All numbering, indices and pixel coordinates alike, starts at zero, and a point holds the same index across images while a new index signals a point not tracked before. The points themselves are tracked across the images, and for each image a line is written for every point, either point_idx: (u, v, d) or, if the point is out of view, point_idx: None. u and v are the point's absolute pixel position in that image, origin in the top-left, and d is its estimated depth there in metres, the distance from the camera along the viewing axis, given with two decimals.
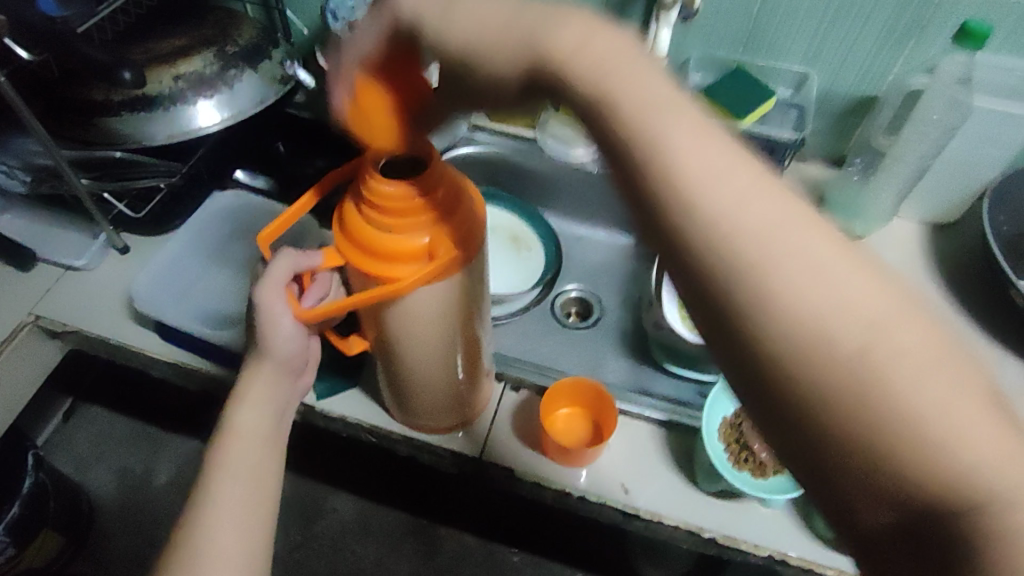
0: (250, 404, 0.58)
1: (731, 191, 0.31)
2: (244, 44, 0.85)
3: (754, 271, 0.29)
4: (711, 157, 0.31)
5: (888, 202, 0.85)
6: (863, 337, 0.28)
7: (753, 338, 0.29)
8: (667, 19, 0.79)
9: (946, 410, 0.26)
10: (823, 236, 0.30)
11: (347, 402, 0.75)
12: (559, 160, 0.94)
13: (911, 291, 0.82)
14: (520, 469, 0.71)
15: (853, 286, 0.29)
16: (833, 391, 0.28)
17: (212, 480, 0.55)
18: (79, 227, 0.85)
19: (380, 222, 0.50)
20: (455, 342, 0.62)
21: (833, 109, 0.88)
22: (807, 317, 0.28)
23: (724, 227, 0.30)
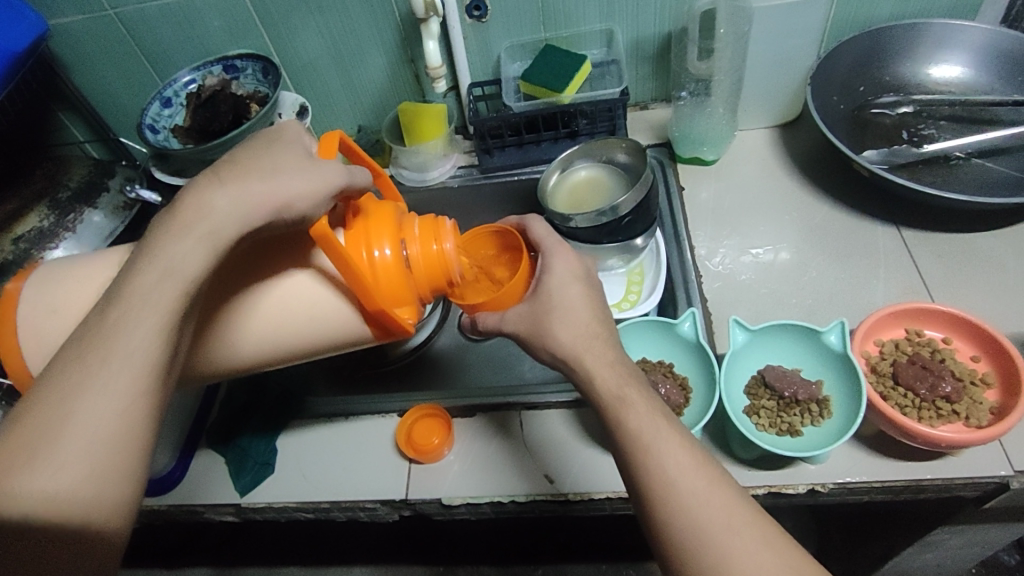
0: (170, 274, 0.40)
1: (624, 396, 0.49)
2: (77, 185, 0.87)
3: (635, 439, 0.46)
4: (578, 324, 0.53)
5: (723, 120, 0.86)
6: (684, 454, 0.45)
7: (633, 462, 0.46)
8: (430, 31, 0.82)
9: (726, 514, 0.42)
10: (690, 453, 0.46)
11: (269, 491, 0.73)
12: (419, 186, 0.96)
13: (775, 197, 0.83)
14: (445, 496, 0.69)
15: (679, 454, 0.45)
16: (675, 487, 0.44)
17: (101, 347, 0.37)
18: None
19: (414, 246, 0.51)
20: (245, 369, 0.52)
21: (647, 53, 0.89)
22: (680, 484, 0.44)
23: (637, 425, 0.47)
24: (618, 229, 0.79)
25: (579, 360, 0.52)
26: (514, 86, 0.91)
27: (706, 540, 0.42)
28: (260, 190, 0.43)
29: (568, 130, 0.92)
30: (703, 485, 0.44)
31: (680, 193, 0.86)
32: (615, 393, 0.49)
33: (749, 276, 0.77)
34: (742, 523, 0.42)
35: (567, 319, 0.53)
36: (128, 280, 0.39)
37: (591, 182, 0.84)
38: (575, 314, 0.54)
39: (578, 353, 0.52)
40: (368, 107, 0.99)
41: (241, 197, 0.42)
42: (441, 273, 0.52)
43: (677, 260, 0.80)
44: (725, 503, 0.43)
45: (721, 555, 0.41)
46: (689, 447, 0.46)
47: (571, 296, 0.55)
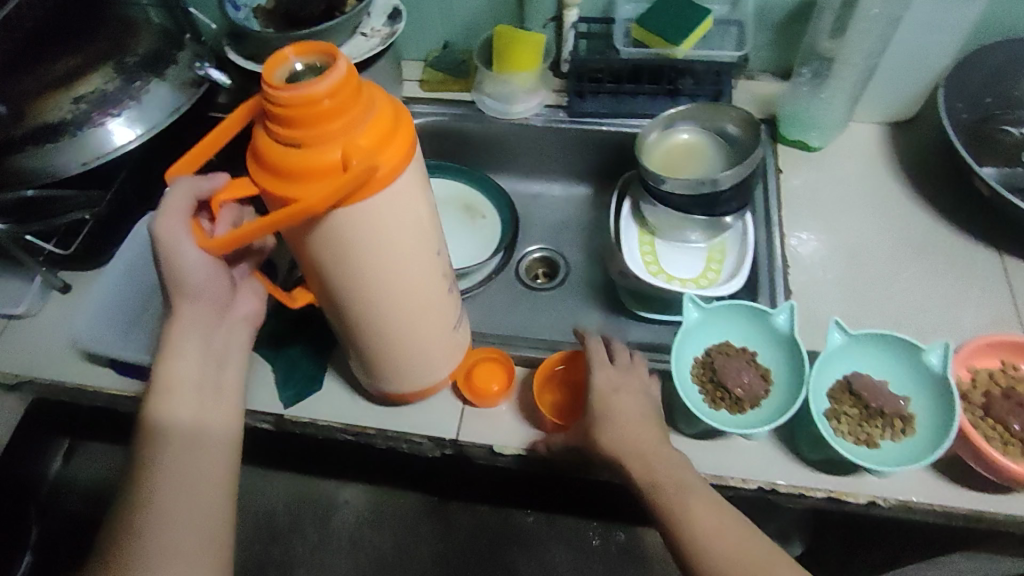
0: (174, 388, 0.54)
1: (658, 470, 0.56)
2: (144, 52, 0.80)
3: (676, 512, 0.54)
4: (624, 420, 0.58)
5: (841, 107, 0.80)
6: (715, 524, 0.53)
7: (676, 529, 0.54)
8: None
9: (755, 562, 0.52)
10: (718, 506, 0.55)
11: (315, 407, 0.72)
12: (501, 118, 0.90)
13: (875, 198, 0.80)
14: (497, 444, 0.68)
15: (712, 515, 0.54)
16: (714, 548, 0.52)
17: (155, 439, 0.53)
18: (15, 274, 0.80)
19: (286, 136, 0.43)
20: (405, 310, 0.56)
21: (772, 19, 0.83)
22: (716, 543, 0.52)
23: (673, 499, 0.55)
24: (714, 203, 0.75)
25: (625, 450, 0.57)
26: (624, 29, 0.84)
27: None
28: (197, 308, 0.55)
29: (670, 88, 0.85)
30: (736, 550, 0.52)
31: (776, 175, 0.82)
32: (653, 476, 0.56)
33: (838, 276, 0.74)
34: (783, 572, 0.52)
35: (613, 421, 0.59)
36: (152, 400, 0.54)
37: (689, 147, 0.80)
38: (616, 414, 0.59)
39: (624, 442, 0.57)
40: (458, 23, 0.92)
41: (189, 327, 0.55)
42: (337, 110, 0.42)
43: (765, 244, 0.76)
44: (753, 558, 0.52)
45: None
46: (718, 510, 0.54)
47: (613, 398, 0.60)
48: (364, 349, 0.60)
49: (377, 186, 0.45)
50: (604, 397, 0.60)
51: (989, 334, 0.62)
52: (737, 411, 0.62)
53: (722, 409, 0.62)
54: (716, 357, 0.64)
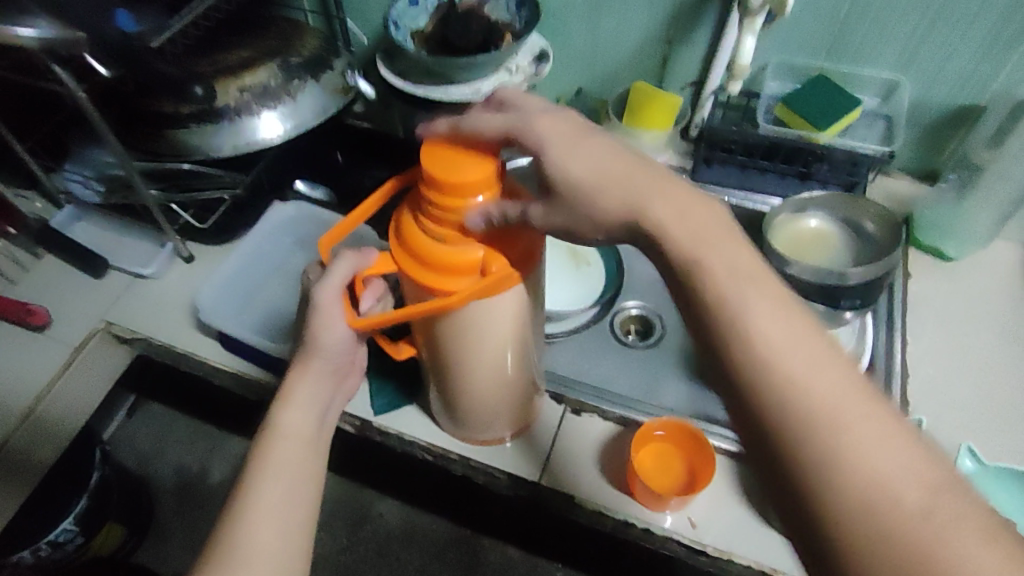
0: (287, 434, 0.56)
1: (806, 376, 0.34)
2: (308, 54, 0.84)
3: (796, 407, 0.33)
4: (782, 333, 0.35)
5: (984, 225, 0.77)
6: (873, 444, 0.32)
7: (783, 437, 0.33)
8: (752, 26, 0.74)
9: (903, 485, 0.31)
10: (889, 427, 0.32)
11: (403, 419, 0.74)
12: None
13: (1007, 319, 0.75)
14: (579, 495, 0.68)
15: (874, 443, 0.32)
16: (835, 464, 0.32)
17: (258, 476, 0.53)
18: (148, 236, 0.86)
19: (435, 233, 0.48)
20: (500, 377, 0.62)
21: (924, 119, 0.81)
22: (849, 458, 0.32)
23: (794, 399, 0.33)
24: (835, 296, 0.72)
25: (754, 355, 0.35)
26: (768, 106, 0.84)
27: (829, 487, 0.31)
28: (318, 369, 0.59)
29: (802, 171, 0.84)
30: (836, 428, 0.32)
31: (905, 279, 0.78)
32: (782, 375, 0.34)
33: (961, 396, 0.70)
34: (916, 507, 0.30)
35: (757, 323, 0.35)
36: (263, 440, 0.56)
37: (818, 235, 0.78)
38: (752, 302, 0.36)
39: (740, 311, 0.36)
40: (597, 72, 0.94)
41: (310, 385, 0.58)
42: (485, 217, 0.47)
43: (882, 347, 0.73)
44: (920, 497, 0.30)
45: (867, 534, 0.30)
46: (900, 436, 0.32)
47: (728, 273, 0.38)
48: (459, 402, 0.66)
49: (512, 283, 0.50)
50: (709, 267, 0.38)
51: None
52: None
53: None
54: None
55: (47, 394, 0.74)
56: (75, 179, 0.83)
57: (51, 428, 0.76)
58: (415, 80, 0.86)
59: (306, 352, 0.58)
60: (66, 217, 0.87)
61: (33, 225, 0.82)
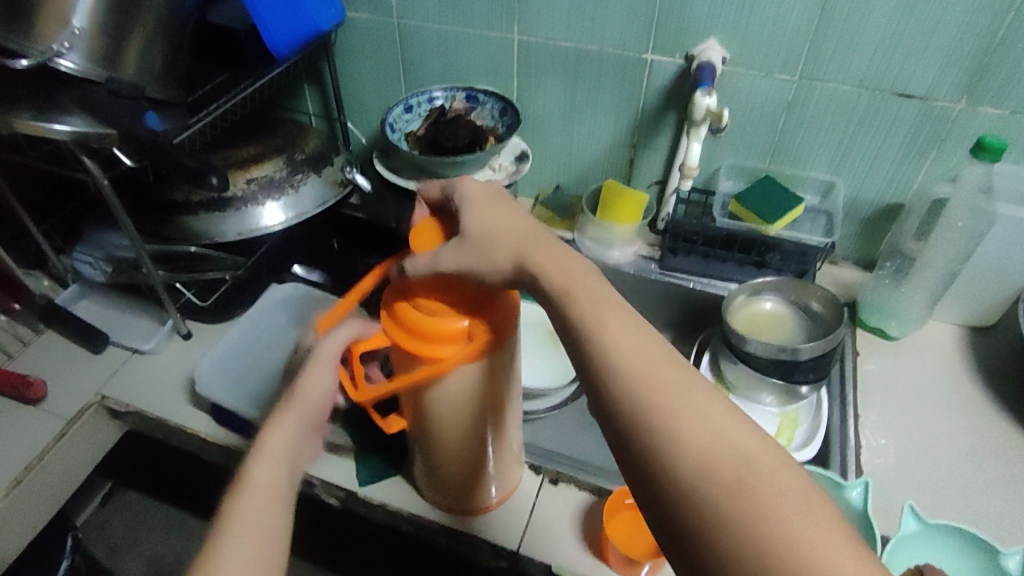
0: (256, 488, 0.54)
1: (672, 384, 0.40)
2: (310, 152, 0.94)
3: (653, 403, 0.39)
4: (634, 345, 0.42)
5: (921, 305, 0.85)
6: (718, 439, 0.37)
7: (647, 443, 0.38)
8: (697, 134, 0.85)
9: (742, 455, 0.37)
10: (726, 411, 0.39)
11: (387, 489, 0.76)
12: (597, 260, 0.98)
13: (950, 393, 0.82)
14: (556, 564, 0.71)
15: (721, 426, 0.38)
16: (680, 460, 0.37)
17: (224, 531, 0.51)
18: (149, 314, 0.91)
19: (425, 307, 0.54)
20: (480, 447, 0.66)
21: (860, 214, 0.91)
22: (702, 445, 0.37)
23: (664, 403, 0.39)
24: (793, 370, 0.79)
25: (615, 353, 0.42)
26: (723, 203, 0.93)
27: (708, 485, 0.36)
28: (292, 418, 0.60)
29: (758, 259, 0.92)
30: (743, 479, 0.36)
31: (854, 356, 0.85)
32: (632, 377, 0.40)
33: (911, 464, 0.75)
34: (787, 502, 0.34)
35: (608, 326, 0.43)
36: (234, 494, 0.54)
37: (773, 316, 0.86)
38: (617, 322, 0.43)
39: (605, 329, 0.43)
40: (571, 171, 1.05)
41: (283, 434, 0.59)
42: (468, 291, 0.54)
43: (837, 420, 0.79)
44: (769, 473, 0.36)
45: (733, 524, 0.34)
46: (737, 423, 0.39)
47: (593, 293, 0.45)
48: (441, 471, 0.69)
49: (492, 353, 0.56)
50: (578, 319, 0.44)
51: None
52: None
53: None
54: None
55: (36, 465, 0.76)
56: (85, 260, 0.90)
57: (35, 501, 0.77)
58: (407, 176, 0.95)
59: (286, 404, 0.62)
60: (71, 294, 0.92)
61: (41, 302, 0.87)
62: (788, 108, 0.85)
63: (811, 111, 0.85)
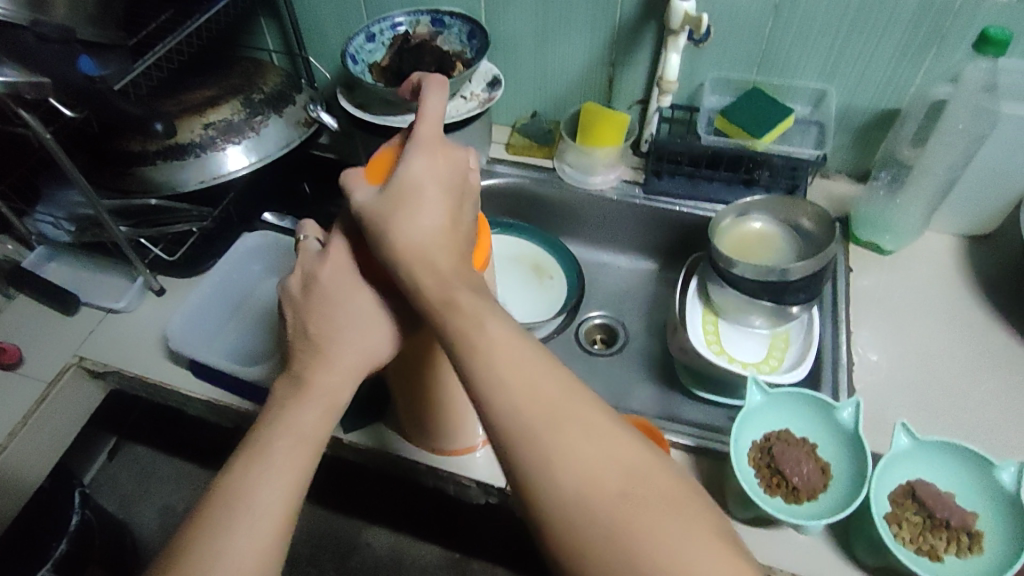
0: (300, 426, 0.50)
1: (553, 403, 0.43)
2: (269, 91, 0.88)
3: (532, 426, 0.42)
4: (519, 356, 0.44)
5: (918, 215, 0.81)
6: (590, 452, 0.41)
7: (521, 460, 0.41)
8: (676, 44, 0.80)
9: (611, 469, 0.41)
10: (603, 429, 0.42)
11: (372, 433, 0.75)
12: (579, 188, 0.94)
13: (946, 307, 0.79)
14: None
15: (597, 447, 0.41)
16: (555, 478, 0.40)
17: (268, 452, 0.49)
18: (120, 272, 0.88)
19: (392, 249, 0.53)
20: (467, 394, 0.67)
21: (854, 123, 0.86)
22: (571, 465, 0.40)
23: (541, 420, 0.42)
24: (781, 292, 0.76)
25: (491, 365, 0.44)
26: (708, 119, 0.89)
27: (578, 505, 0.40)
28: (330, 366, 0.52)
29: (746, 177, 0.88)
30: (614, 498, 0.40)
31: (847, 273, 0.82)
32: (505, 393, 0.43)
33: (905, 380, 0.73)
34: (660, 516, 0.39)
35: (492, 336, 0.45)
36: (278, 415, 0.51)
37: (762, 236, 0.82)
38: (503, 329, 0.45)
39: (484, 346, 0.44)
40: (549, 96, 0.99)
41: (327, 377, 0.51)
42: None
43: (829, 340, 0.76)
44: (627, 485, 0.40)
45: (598, 538, 0.39)
46: (607, 431, 0.42)
47: (487, 306, 0.46)
48: (424, 418, 0.69)
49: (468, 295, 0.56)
50: (460, 321, 0.46)
51: None
52: (792, 499, 0.63)
53: (778, 495, 0.63)
54: (775, 443, 0.65)
55: (21, 429, 0.75)
56: (46, 220, 0.87)
57: (25, 465, 0.77)
58: (374, 109, 0.91)
59: (323, 347, 0.52)
60: (39, 257, 0.89)
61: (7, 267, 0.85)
62: (775, 13, 0.79)
63: (801, 13, 0.78)
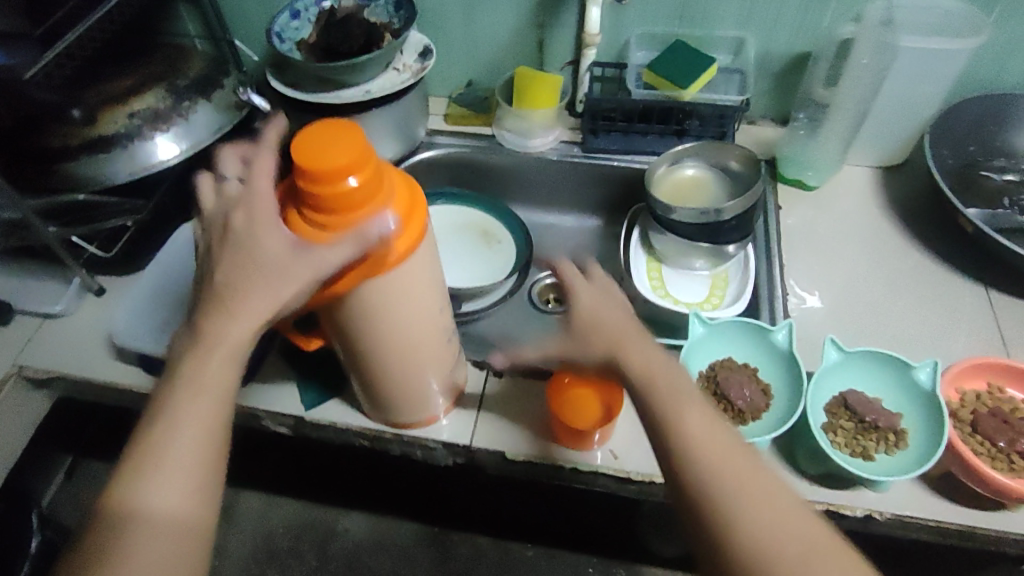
0: (205, 381, 0.53)
1: (705, 435, 0.49)
2: (195, 76, 0.86)
3: (700, 457, 0.48)
4: (695, 406, 0.51)
5: (834, 150, 0.87)
6: (748, 484, 0.48)
7: (690, 481, 0.48)
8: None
9: (761, 503, 0.47)
10: (755, 470, 0.48)
11: (336, 407, 0.76)
12: (519, 151, 0.95)
13: (868, 234, 0.85)
14: (509, 449, 0.73)
15: (756, 484, 0.47)
16: (711, 495, 0.47)
17: (181, 397, 0.52)
18: (54, 276, 0.85)
19: (315, 221, 0.51)
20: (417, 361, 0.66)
21: (772, 68, 0.90)
22: (719, 489, 0.47)
23: (716, 452, 0.49)
24: (716, 232, 0.81)
25: (678, 400, 0.51)
26: (636, 74, 0.91)
27: (732, 524, 0.46)
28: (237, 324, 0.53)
29: (678, 128, 0.91)
30: (783, 540, 0.45)
31: (776, 212, 0.87)
32: (682, 425, 0.50)
33: (836, 305, 0.78)
34: (810, 545, 0.45)
35: (642, 377, 0.53)
36: (184, 360, 0.54)
37: (695, 182, 0.86)
38: (663, 374, 0.53)
39: (679, 391, 0.52)
40: (480, 64, 1.00)
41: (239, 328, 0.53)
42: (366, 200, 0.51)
43: (765, 275, 0.81)
44: (788, 516, 0.46)
45: (743, 554, 0.45)
46: (757, 468, 0.49)
47: (643, 353, 0.54)
48: (382, 388, 0.69)
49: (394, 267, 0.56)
50: (638, 364, 0.54)
51: (969, 362, 0.70)
52: (741, 422, 0.67)
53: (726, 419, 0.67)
54: (720, 371, 0.69)
55: None
56: None
57: None
58: (306, 89, 0.89)
59: (225, 299, 0.53)
60: None
61: None
62: None
63: None
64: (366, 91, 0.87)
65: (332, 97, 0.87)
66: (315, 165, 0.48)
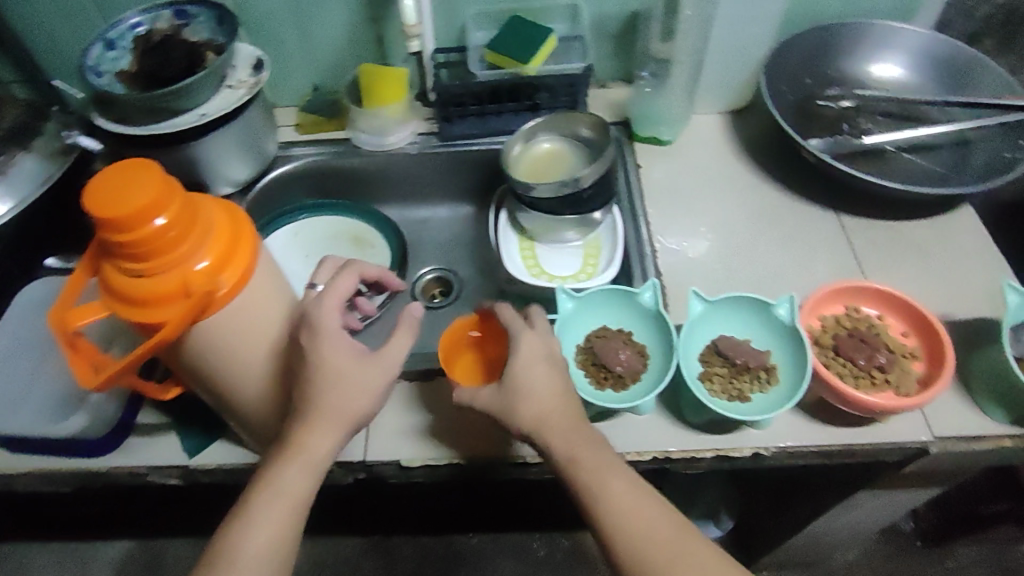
0: (285, 483, 0.57)
1: (615, 490, 0.56)
2: (7, 126, 0.80)
3: (611, 510, 0.55)
4: (592, 451, 0.58)
5: (681, 103, 0.88)
6: (660, 531, 0.54)
7: (607, 533, 0.55)
8: None
9: (669, 546, 0.54)
10: (666, 517, 0.55)
11: (220, 450, 0.73)
12: (377, 151, 0.93)
13: (725, 178, 0.87)
14: (402, 458, 0.70)
15: (660, 525, 0.54)
16: (623, 547, 0.54)
17: (255, 506, 0.57)
18: None
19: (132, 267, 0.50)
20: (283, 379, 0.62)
21: (611, 29, 0.90)
22: (640, 544, 0.54)
23: (624, 503, 0.55)
24: (578, 202, 0.81)
25: (590, 459, 0.57)
26: (478, 54, 0.90)
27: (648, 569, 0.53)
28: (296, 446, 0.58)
29: (530, 104, 0.90)
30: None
31: (637, 171, 0.88)
32: (591, 482, 0.56)
33: (701, 253, 0.80)
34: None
35: (560, 441, 0.58)
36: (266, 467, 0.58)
37: (552, 154, 0.86)
38: (574, 435, 0.58)
39: (588, 451, 0.58)
40: (324, 67, 0.96)
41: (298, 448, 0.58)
42: (180, 236, 0.50)
43: (632, 235, 0.82)
44: (690, 551, 0.54)
45: None
46: (665, 516, 0.55)
47: (556, 411, 0.59)
48: (253, 418, 0.65)
49: (225, 301, 0.54)
50: (548, 415, 0.59)
51: (829, 286, 0.71)
52: (621, 386, 0.68)
53: (607, 387, 0.68)
54: (595, 341, 0.70)
55: None
56: None
57: None
58: (135, 122, 0.81)
59: (313, 405, 0.58)
60: None
61: None
62: None
63: None
64: (202, 114, 0.81)
65: (167, 127, 0.80)
66: (107, 212, 0.47)
